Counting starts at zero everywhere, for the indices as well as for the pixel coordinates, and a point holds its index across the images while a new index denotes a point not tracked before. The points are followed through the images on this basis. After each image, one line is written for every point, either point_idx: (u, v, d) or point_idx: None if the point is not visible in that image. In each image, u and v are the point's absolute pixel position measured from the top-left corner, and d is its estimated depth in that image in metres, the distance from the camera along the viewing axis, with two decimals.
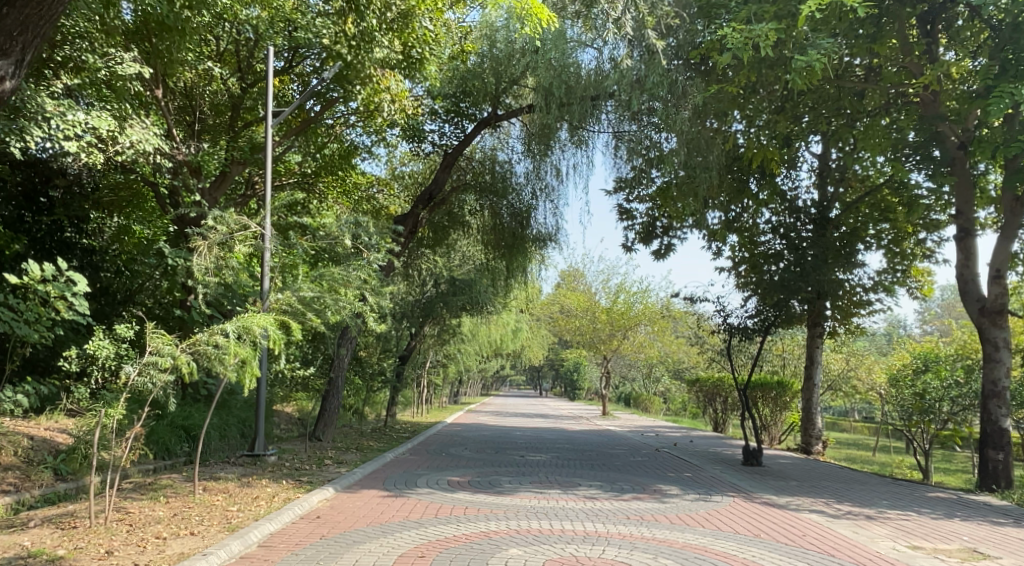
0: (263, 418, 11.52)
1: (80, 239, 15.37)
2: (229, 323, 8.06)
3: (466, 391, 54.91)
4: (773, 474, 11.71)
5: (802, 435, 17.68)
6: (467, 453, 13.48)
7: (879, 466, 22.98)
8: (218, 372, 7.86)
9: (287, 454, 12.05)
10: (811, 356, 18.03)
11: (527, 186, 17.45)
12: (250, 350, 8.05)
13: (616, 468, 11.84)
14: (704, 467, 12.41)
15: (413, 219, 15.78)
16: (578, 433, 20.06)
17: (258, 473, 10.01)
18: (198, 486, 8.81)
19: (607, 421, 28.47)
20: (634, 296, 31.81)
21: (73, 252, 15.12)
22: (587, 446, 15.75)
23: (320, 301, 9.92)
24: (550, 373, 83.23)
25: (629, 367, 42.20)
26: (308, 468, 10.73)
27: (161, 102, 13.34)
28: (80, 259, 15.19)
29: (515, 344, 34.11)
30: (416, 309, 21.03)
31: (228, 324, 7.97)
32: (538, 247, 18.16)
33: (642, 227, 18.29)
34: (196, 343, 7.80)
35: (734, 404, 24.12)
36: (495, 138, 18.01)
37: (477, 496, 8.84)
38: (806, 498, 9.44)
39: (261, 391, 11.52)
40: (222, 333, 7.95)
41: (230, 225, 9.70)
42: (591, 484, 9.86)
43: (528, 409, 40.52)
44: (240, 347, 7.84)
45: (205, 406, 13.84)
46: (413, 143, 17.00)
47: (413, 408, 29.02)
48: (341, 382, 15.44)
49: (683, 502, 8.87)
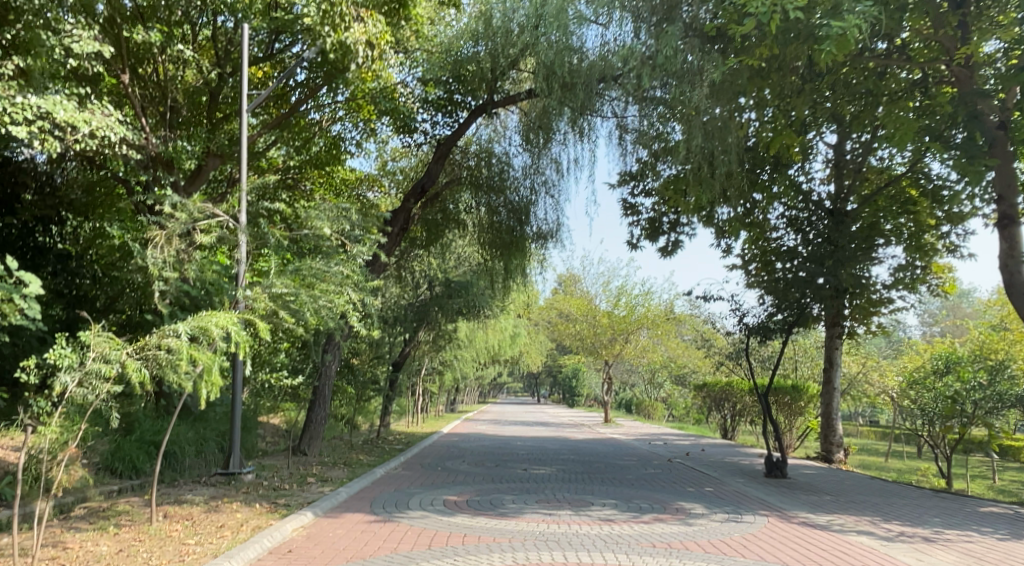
0: (238, 432, 10.42)
1: (54, 244, 13.97)
2: (183, 322, 7.13)
3: (463, 399, 53.81)
4: (802, 488, 10.66)
5: (821, 442, 16.62)
6: (464, 468, 12.38)
7: (897, 473, 21.92)
8: (172, 382, 6.95)
9: (266, 472, 10.96)
10: (829, 358, 16.94)
11: (525, 179, 16.39)
12: (209, 354, 7.15)
13: (629, 482, 10.77)
14: (724, 480, 11.34)
15: (405, 215, 14.56)
16: (583, 443, 18.96)
17: (230, 496, 8.92)
18: (157, 514, 7.72)
19: (609, 429, 27.43)
20: (636, 298, 30.80)
21: (45, 260, 13.70)
22: (594, 457, 14.68)
23: (300, 300, 8.81)
24: (549, 380, 82.09)
25: (630, 373, 41.16)
26: (288, 488, 9.64)
27: (128, 88, 12.17)
28: (53, 266, 13.73)
29: (513, 350, 33.07)
30: (410, 314, 19.94)
31: (181, 324, 7.04)
32: (538, 245, 17.07)
33: (648, 223, 17.25)
34: (147, 348, 6.87)
35: (744, 410, 23.07)
36: (491, 128, 16.81)
37: (476, 521, 7.76)
38: (850, 517, 8.39)
39: (236, 402, 10.46)
40: (174, 334, 7.03)
41: (191, 213, 8.69)
42: (604, 504, 8.80)
43: (527, 417, 39.46)
44: (200, 353, 7.01)
45: (180, 420, 12.73)
46: (405, 137, 16.01)
47: (408, 418, 27.93)
48: (329, 391, 14.38)
49: (711, 524, 7.82)
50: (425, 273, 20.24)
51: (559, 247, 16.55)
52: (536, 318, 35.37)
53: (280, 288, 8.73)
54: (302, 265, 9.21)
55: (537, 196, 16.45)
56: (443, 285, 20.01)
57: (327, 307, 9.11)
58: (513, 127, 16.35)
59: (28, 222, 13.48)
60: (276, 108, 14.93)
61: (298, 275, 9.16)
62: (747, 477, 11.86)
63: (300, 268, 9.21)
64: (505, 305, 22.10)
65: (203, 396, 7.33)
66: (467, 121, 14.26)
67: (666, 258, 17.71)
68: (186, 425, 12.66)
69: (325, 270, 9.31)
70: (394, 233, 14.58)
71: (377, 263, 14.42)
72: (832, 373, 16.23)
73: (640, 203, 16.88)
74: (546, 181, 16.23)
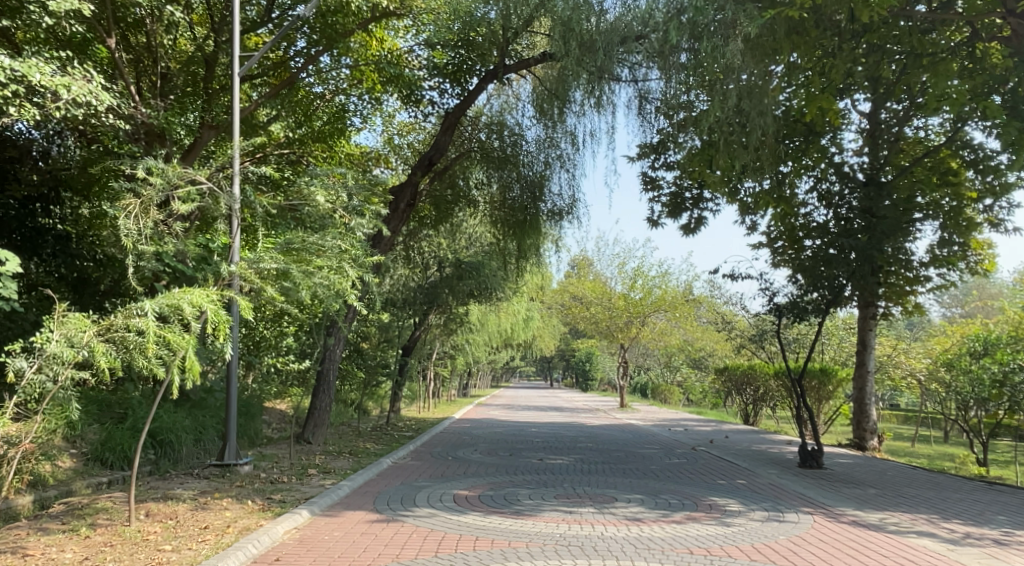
0: (234, 420, 9.63)
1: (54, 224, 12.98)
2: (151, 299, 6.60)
3: (475, 384, 53.19)
4: (842, 480, 9.87)
5: (853, 429, 15.81)
6: (477, 457, 11.63)
7: (928, 460, 21.08)
8: (141, 368, 6.47)
9: (265, 463, 10.22)
10: (862, 341, 16.08)
11: (538, 152, 15.56)
12: (183, 336, 6.51)
13: (655, 474, 9.97)
14: (756, 471, 10.54)
15: (412, 189, 13.67)
16: (601, 430, 18.19)
17: (222, 491, 8.17)
18: (137, 513, 6.99)
19: (626, 414, 26.63)
20: (653, 280, 29.93)
21: (43, 241, 12.77)
22: (613, 445, 13.91)
23: (294, 276, 8.04)
24: (562, 364, 81.38)
25: (645, 356, 40.37)
26: (286, 481, 8.89)
27: (114, 52, 11.40)
28: (52, 247, 12.82)
29: (526, 334, 32.28)
30: (419, 296, 19.17)
31: (148, 303, 6.49)
32: (553, 223, 16.20)
33: (669, 199, 16.38)
34: (113, 329, 6.40)
35: (767, 395, 22.22)
36: (503, 99, 16.14)
37: (490, 521, 6.96)
38: (904, 514, 7.59)
39: (231, 387, 9.69)
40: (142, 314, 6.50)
41: (171, 180, 7.89)
42: (630, 499, 8.01)
43: (540, 401, 38.75)
44: (168, 331, 6.46)
45: (176, 407, 11.99)
46: (412, 108, 15.21)
47: (419, 403, 27.26)
48: (334, 376, 13.46)
49: (752, 524, 7.04)
50: (434, 254, 19.45)
51: (576, 225, 15.71)
52: (550, 301, 34.53)
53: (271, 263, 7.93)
54: (296, 237, 8.45)
55: (552, 170, 15.59)
56: (454, 266, 19.23)
57: (326, 285, 8.23)
58: (526, 96, 15.56)
59: (25, 203, 12.60)
60: (275, 76, 14.12)
61: (295, 249, 8.37)
62: (781, 468, 11.05)
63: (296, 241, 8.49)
64: (518, 287, 21.31)
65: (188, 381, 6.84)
66: (479, 88, 13.42)
67: (688, 237, 16.83)
68: (182, 412, 11.93)
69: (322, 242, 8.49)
70: (401, 209, 13.73)
71: (383, 238, 13.61)
72: (867, 356, 15.40)
73: (661, 177, 16.01)
74: (561, 154, 15.40)
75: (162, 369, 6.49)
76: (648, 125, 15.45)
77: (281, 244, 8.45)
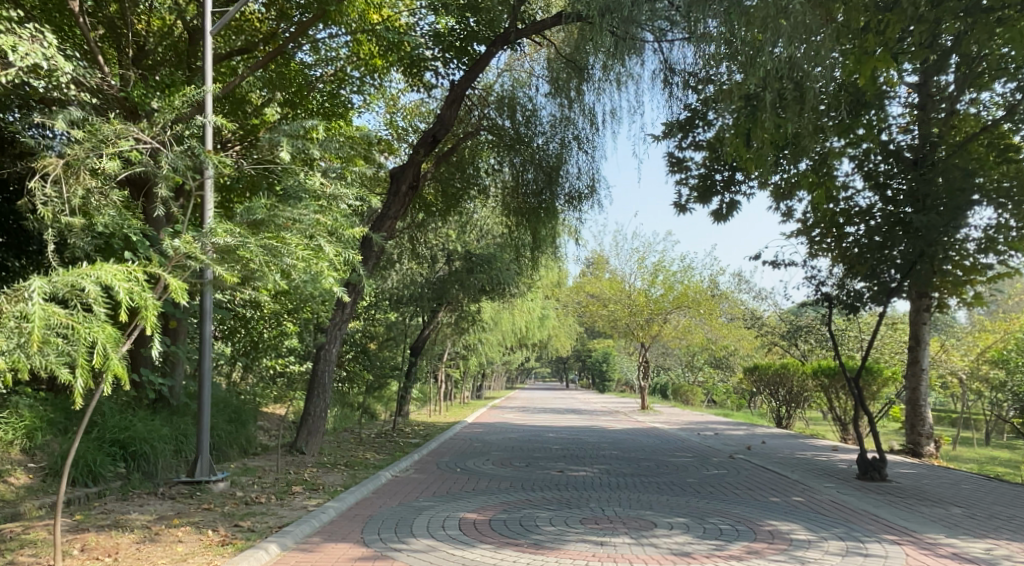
0: (206, 429, 8.26)
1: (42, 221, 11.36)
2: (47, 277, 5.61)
3: (489, 385, 51.87)
4: (917, 500, 8.50)
5: (906, 432, 14.46)
6: (490, 469, 10.27)
7: (978, 466, 19.57)
8: (40, 366, 5.48)
9: (247, 478, 8.90)
10: (915, 336, 14.69)
11: (553, 131, 14.32)
12: (91, 324, 5.57)
13: (694, 490, 8.63)
14: (813, 487, 9.17)
15: (415, 169, 12.25)
16: (624, 434, 16.81)
17: (184, 516, 6.82)
18: (67, 548, 5.68)
19: (648, 417, 25.14)
20: (675, 275, 28.51)
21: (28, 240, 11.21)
22: (642, 453, 12.52)
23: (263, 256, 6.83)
24: (578, 365, 80.04)
25: (665, 355, 38.93)
26: (263, 502, 7.55)
27: (77, 17, 10.11)
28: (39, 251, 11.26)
29: (542, 332, 30.89)
30: (427, 291, 17.86)
31: (41, 280, 5.48)
32: (569, 209, 14.84)
33: (699, 182, 14.99)
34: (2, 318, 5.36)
35: (801, 396, 20.77)
36: (516, 74, 14.79)
37: (503, 559, 5.62)
38: (1013, 545, 6.25)
39: (202, 391, 8.38)
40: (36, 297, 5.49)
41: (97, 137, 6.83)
42: (672, 524, 6.66)
43: (557, 403, 37.60)
44: (72, 318, 5.51)
45: (151, 415, 10.62)
46: (418, 83, 13.88)
47: (429, 406, 25.91)
48: (329, 376, 11.80)
49: (831, 561, 5.72)
50: (441, 246, 18.14)
51: (597, 210, 14.36)
52: (565, 300, 33.13)
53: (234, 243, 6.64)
54: (265, 212, 7.29)
55: (569, 151, 14.36)
56: (464, 260, 17.95)
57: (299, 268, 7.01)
58: (542, 70, 14.26)
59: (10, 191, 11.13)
60: (262, 50, 12.75)
61: (264, 225, 7.24)
62: (838, 482, 9.70)
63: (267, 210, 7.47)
64: (532, 283, 20.00)
65: (113, 383, 5.84)
66: (489, 54, 12.21)
67: (719, 224, 15.43)
68: (158, 419, 10.56)
69: (296, 215, 7.38)
70: (402, 193, 12.30)
71: (384, 226, 12.23)
72: (920, 352, 14.14)
73: (689, 158, 14.63)
74: (576, 132, 14.13)
75: (63, 366, 5.50)
76: (676, 100, 14.18)
77: (249, 223, 7.28)
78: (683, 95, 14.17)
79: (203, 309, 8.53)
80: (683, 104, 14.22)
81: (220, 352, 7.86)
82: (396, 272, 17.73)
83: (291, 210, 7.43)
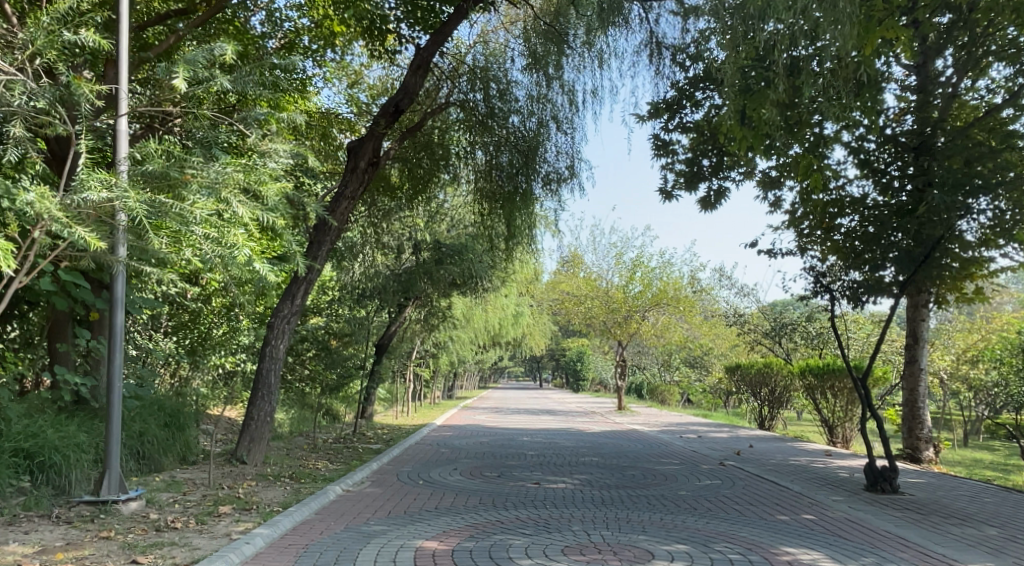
0: (116, 438, 6.98)
1: None
2: None
3: (461, 383, 50.61)
4: (942, 517, 7.52)
5: (904, 437, 13.44)
6: (458, 482, 9.08)
7: (970, 470, 18.70)
8: None
9: (170, 494, 7.68)
10: (914, 331, 13.51)
11: (529, 110, 13.31)
12: None
13: (689, 509, 7.56)
14: (821, 501, 8.15)
15: (375, 143, 10.93)
16: (602, 438, 15.71)
17: (73, 548, 5.57)
18: None
19: (625, 418, 24.09)
20: (654, 271, 27.50)
21: None
22: (624, 461, 11.44)
23: (168, 219, 6.74)
24: (551, 365, 79.06)
25: (642, 354, 37.92)
26: (178, 528, 6.31)
27: None
28: None
29: (516, 330, 29.71)
30: (392, 284, 16.64)
31: None
32: (546, 194, 13.64)
33: (686, 167, 13.94)
34: None
35: (786, 397, 19.81)
36: (490, 47, 13.66)
37: None
38: None
39: (112, 393, 7.11)
40: None
41: None
42: (672, 555, 5.57)
43: (531, 402, 36.46)
44: None
45: (67, 420, 9.23)
46: (383, 52, 12.69)
47: (397, 407, 24.66)
48: (277, 376, 10.53)
49: None
50: (408, 236, 16.95)
51: (576, 194, 13.24)
52: (539, 298, 32.03)
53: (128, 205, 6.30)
54: (162, 164, 6.83)
55: (547, 131, 13.33)
56: (432, 251, 16.82)
57: (205, 238, 6.87)
58: (520, 42, 13.22)
59: None
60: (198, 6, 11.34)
61: (166, 183, 6.87)
62: (847, 494, 8.68)
63: (170, 158, 7.20)
64: (506, 277, 18.89)
65: None
66: (455, 20, 11.12)
67: (706, 212, 14.38)
68: (76, 425, 9.22)
69: (203, 176, 6.95)
70: (361, 170, 10.97)
71: (339, 207, 10.89)
72: (920, 353, 13.08)
73: (676, 140, 13.57)
74: (555, 111, 13.26)
75: None
76: (663, 76, 13.14)
77: (149, 179, 6.88)
78: (671, 71, 13.10)
79: (114, 292, 7.25)
80: (671, 82, 13.15)
81: (125, 349, 6.61)
82: (359, 264, 16.50)
83: (198, 166, 7.02)
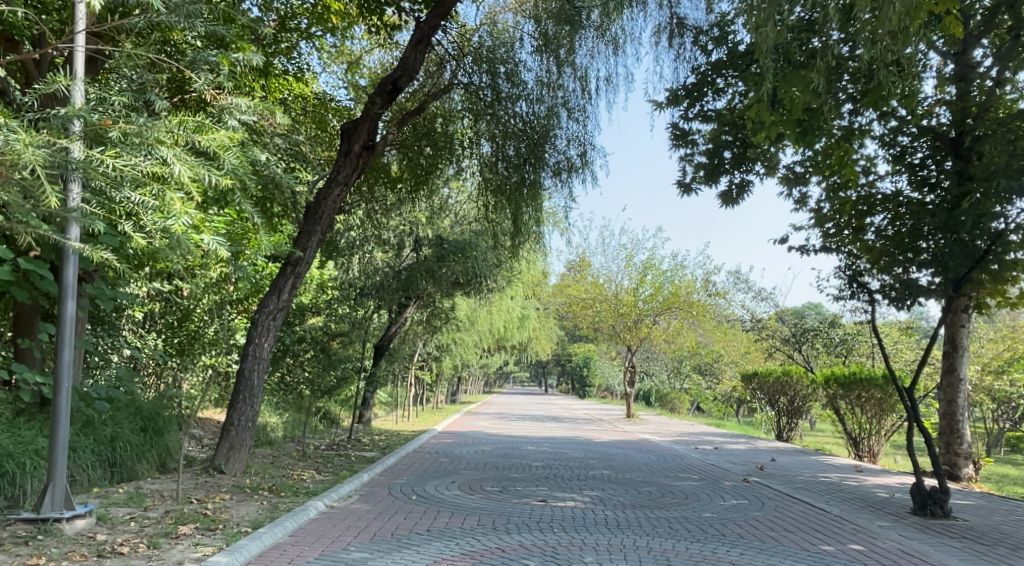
0: (61, 446, 6.05)
1: None
2: None
3: (466, 388, 49.68)
4: (1007, 548, 6.61)
5: (940, 451, 12.48)
6: (456, 499, 8.12)
7: (1003, 486, 17.69)
8: None
9: (128, 509, 6.80)
10: (952, 338, 12.51)
11: (539, 95, 12.44)
12: None
13: (716, 535, 6.66)
14: (864, 527, 7.25)
15: (371, 122, 10.05)
16: (612, 448, 14.81)
17: None
18: None
19: (635, 426, 23.17)
20: (665, 274, 26.53)
21: None
22: (638, 474, 10.55)
23: (97, 183, 5.92)
24: (557, 370, 78.09)
25: (652, 361, 36.97)
26: (125, 554, 5.46)
27: None
28: None
29: (522, 334, 28.79)
30: (392, 282, 15.80)
31: None
32: (555, 184, 12.67)
33: (708, 159, 13.02)
34: None
35: (805, 407, 18.86)
36: (499, 26, 12.79)
37: None
38: None
39: (58, 393, 6.19)
40: None
41: None
42: None
43: (538, 408, 35.51)
44: None
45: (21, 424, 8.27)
46: (382, 29, 11.85)
47: (396, 411, 23.74)
48: (261, 377, 9.62)
49: None
50: (408, 231, 16.06)
51: (588, 185, 12.33)
52: (546, 301, 31.07)
53: (25, 159, 5.29)
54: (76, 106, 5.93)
55: (557, 118, 12.46)
56: (433, 246, 15.94)
57: (143, 205, 6.18)
58: (532, 23, 12.39)
59: None
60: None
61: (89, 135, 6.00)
62: (893, 519, 7.76)
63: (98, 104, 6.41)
64: (512, 276, 17.98)
65: None
66: None
67: (728, 208, 13.40)
68: (33, 430, 8.29)
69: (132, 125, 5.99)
70: (354, 153, 10.08)
71: (331, 193, 10.02)
72: (959, 364, 12.08)
73: (695, 130, 12.66)
74: (565, 98, 12.48)
75: None
76: (683, 61, 12.25)
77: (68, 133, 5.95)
78: (692, 55, 12.18)
79: (64, 276, 6.41)
80: (691, 66, 12.25)
81: (60, 337, 5.67)
82: (356, 260, 15.59)
83: (130, 118, 6.11)
